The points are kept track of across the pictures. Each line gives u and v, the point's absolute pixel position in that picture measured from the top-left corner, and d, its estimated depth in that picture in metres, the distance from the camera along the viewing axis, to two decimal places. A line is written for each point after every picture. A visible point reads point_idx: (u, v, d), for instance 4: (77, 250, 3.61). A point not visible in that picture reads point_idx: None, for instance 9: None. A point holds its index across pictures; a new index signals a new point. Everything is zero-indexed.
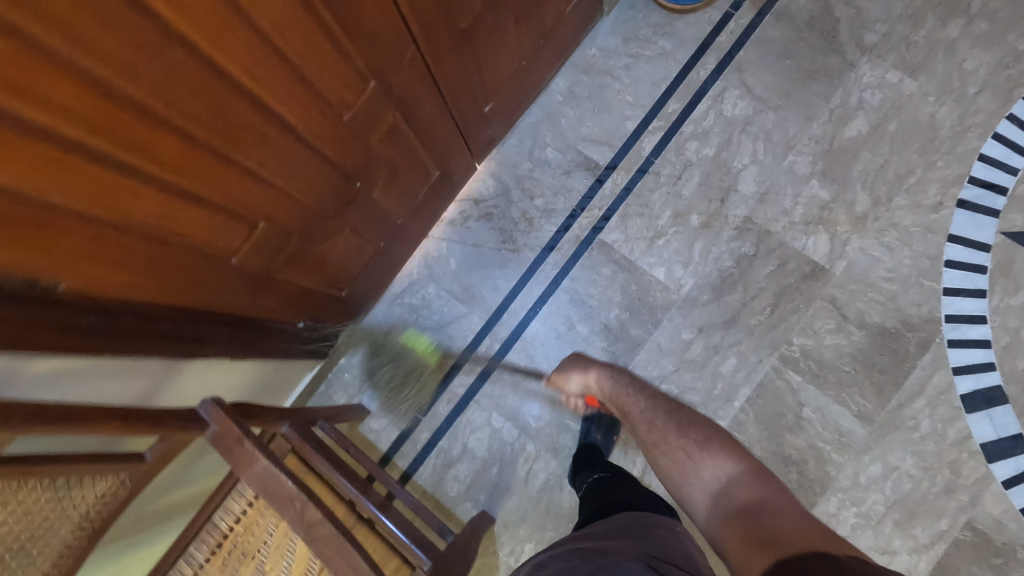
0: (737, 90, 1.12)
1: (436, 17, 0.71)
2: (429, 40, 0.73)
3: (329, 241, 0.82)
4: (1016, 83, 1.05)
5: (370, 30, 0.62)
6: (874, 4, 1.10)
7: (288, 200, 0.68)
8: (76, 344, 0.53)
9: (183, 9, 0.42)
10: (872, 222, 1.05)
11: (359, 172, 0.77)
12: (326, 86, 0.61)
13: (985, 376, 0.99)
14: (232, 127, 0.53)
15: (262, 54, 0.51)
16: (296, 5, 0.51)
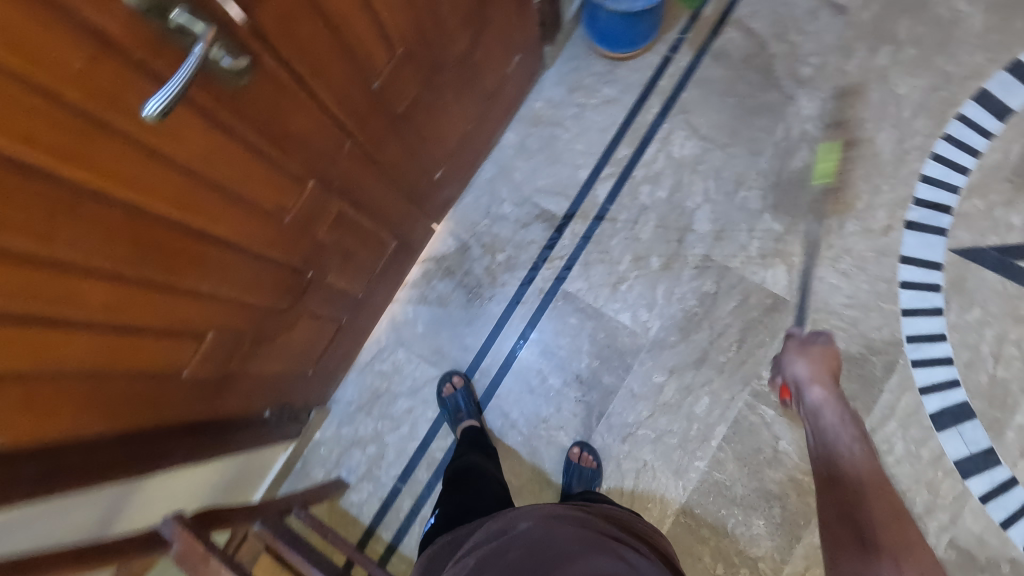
0: (683, 131, 1.14)
1: (370, 112, 0.72)
2: (366, 133, 0.74)
3: (285, 331, 0.82)
4: (948, 103, 1.09)
5: (301, 137, 0.62)
6: (806, 39, 1.14)
7: (234, 306, 0.67)
8: (18, 495, 0.51)
9: (92, 167, 0.42)
10: (827, 250, 1.07)
11: (307, 263, 0.77)
12: (258, 196, 0.61)
13: (951, 394, 1.00)
14: (163, 257, 0.53)
15: (186, 185, 0.51)
16: (217, 133, 0.51)
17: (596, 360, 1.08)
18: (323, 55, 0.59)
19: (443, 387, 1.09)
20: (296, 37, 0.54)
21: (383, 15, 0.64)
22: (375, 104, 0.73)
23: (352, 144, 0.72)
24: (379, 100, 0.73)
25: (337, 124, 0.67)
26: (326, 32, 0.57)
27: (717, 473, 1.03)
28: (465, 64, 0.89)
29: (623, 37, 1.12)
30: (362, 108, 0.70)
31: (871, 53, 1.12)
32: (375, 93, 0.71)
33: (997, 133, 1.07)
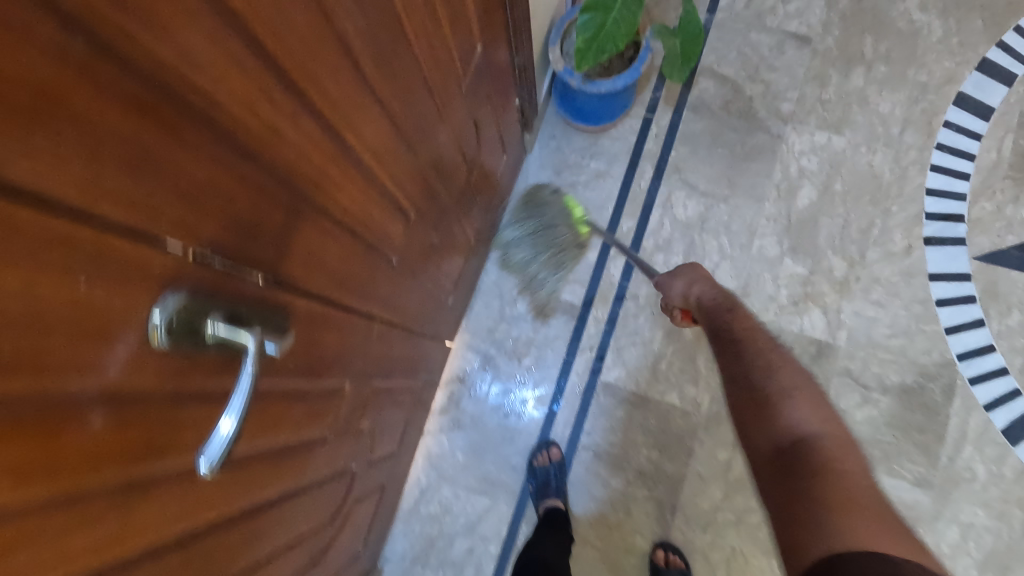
0: (682, 191, 1.10)
1: (391, 283, 0.64)
2: (389, 303, 0.65)
3: (336, 533, 0.72)
4: (931, 112, 1.09)
5: (336, 350, 0.54)
6: (778, 75, 1.12)
7: (291, 548, 0.58)
8: None
9: (142, 529, 0.33)
10: (855, 282, 1.04)
11: (349, 458, 0.68)
12: (303, 431, 0.52)
13: (1016, 405, 0.98)
14: (223, 559, 0.43)
15: (236, 473, 0.42)
16: (260, 401, 0.43)
17: (654, 450, 1.02)
18: (350, 261, 0.51)
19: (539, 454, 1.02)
20: (321, 262, 0.46)
21: (397, 190, 0.57)
22: (395, 273, 0.64)
23: (378, 322, 0.64)
24: (398, 267, 0.64)
25: (364, 315, 0.59)
26: (352, 237, 0.50)
27: None
28: (465, 192, 0.82)
29: (600, 112, 1.07)
30: (383, 285, 0.62)
31: (845, 77, 1.11)
32: (394, 264, 0.63)
33: (985, 132, 1.07)
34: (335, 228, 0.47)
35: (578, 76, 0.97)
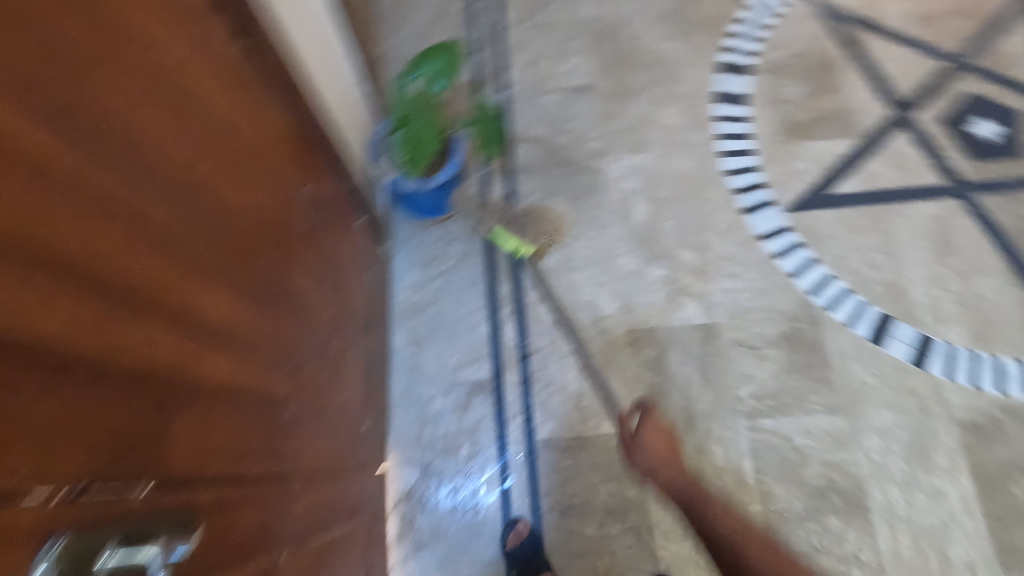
0: (540, 243, 1.20)
1: (297, 422, 0.65)
2: (303, 443, 0.66)
3: None
4: (703, 113, 1.30)
5: (264, 521, 0.53)
6: (577, 124, 1.30)
7: None
8: None
9: None
10: (709, 266, 1.18)
11: None
12: None
13: (868, 313, 1.14)
14: None
15: None
16: None
17: (611, 482, 1.05)
18: (242, 431, 0.52)
19: (509, 538, 1.00)
20: (211, 443, 0.46)
21: (268, 345, 0.59)
22: (297, 412, 0.65)
23: (298, 464, 0.64)
24: (298, 405, 0.66)
25: (279, 465, 0.59)
26: (236, 409, 0.51)
27: (772, 503, 1.03)
28: (343, 317, 0.85)
29: (442, 204, 1.15)
30: (288, 428, 0.63)
31: (628, 109, 1.31)
32: (293, 404, 0.64)
33: (748, 115, 1.30)
34: (214, 405, 0.48)
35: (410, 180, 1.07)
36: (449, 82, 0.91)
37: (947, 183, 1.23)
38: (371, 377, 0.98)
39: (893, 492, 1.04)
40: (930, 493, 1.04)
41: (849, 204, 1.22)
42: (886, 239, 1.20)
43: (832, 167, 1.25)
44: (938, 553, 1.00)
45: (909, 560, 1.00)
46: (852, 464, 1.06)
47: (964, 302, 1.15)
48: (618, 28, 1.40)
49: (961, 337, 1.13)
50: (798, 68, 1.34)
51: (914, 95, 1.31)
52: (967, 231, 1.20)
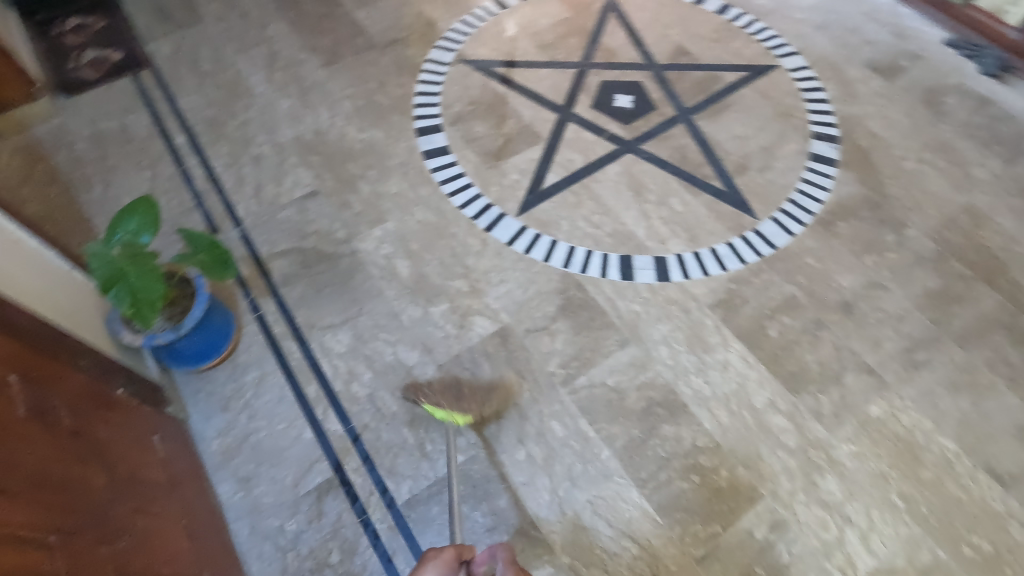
0: (328, 334, 1.26)
1: (155, 523, 0.84)
2: (167, 533, 0.85)
3: None
4: (420, 172, 1.50)
5: None
6: (319, 224, 1.41)
7: None
8: None
9: None
10: (479, 284, 1.33)
11: None
12: None
13: (611, 261, 1.37)
14: None
15: None
16: None
17: (481, 502, 1.09)
18: None
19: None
20: None
21: (19, 522, 0.58)
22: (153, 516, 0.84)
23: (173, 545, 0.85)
24: (154, 514, 0.85)
25: (160, 554, 0.80)
26: None
27: (615, 442, 1.15)
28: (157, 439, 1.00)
29: (212, 342, 1.15)
30: (154, 534, 0.82)
31: (357, 194, 1.46)
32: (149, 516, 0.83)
33: (455, 160, 1.53)
34: None
35: (163, 332, 1.05)
36: (153, 230, 0.95)
37: (618, 146, 1.56)
38: (201, 521, 0.98)
39: (695, 381, 1.22)
40: (718, 367, 1.24)
41: (560, 190, 1.48)
42: (597, 202, 1.46)
43: (535, 169, 1.51)
44: (746, 408, 1.20)
45: (731, 424, 1.18)
46: (658, 376, 1.23)
47: (670, 220, 1.44)
48: (321, 135, 1.56)
49: (681, 244, 1.40)
50: (477, 111, 1.62)
51: (566, 97, 1.65)
52: (647, 172, 1.52)
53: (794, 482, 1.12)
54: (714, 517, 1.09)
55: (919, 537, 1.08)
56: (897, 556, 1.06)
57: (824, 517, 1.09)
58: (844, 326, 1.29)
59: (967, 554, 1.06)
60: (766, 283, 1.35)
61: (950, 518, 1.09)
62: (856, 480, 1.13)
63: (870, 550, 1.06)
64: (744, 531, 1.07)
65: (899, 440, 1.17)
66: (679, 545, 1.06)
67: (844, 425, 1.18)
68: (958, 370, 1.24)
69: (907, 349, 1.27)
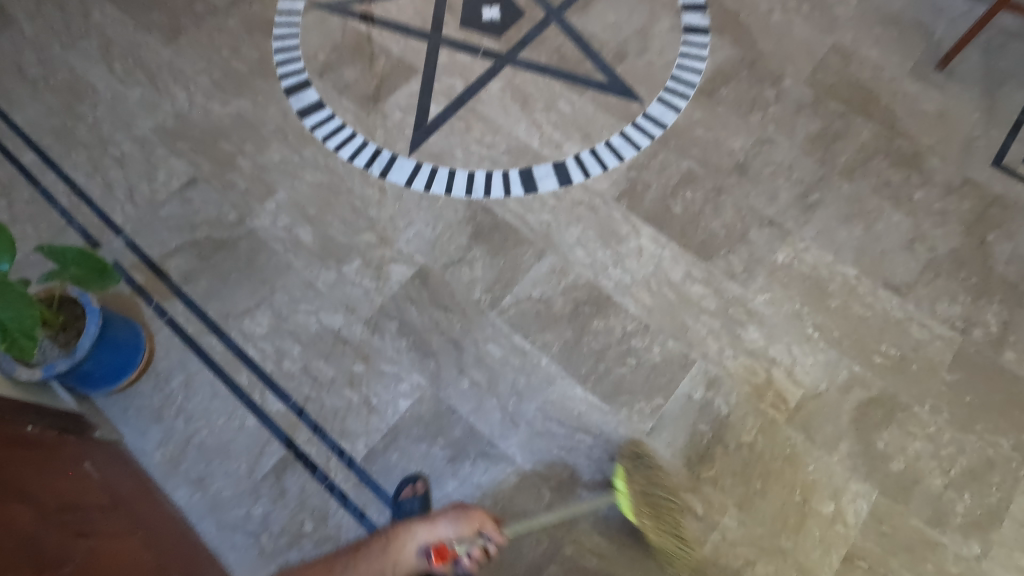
0: (246, 319, 1.23)
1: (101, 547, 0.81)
2: (113, 545, 0.84)
3: None
4: (299, 133, 1.43)
5: None
6: (206, 211, 1.34)
7: None
8: None
9: None
10: (387, 233, 1.31)
11: None
12: None
13: (512, 177, 1.36)
14: None
15: None
16: None
17: (437, 437, 1.12)
18: None
19: (402, 491, 1.06)
20: None
21: None
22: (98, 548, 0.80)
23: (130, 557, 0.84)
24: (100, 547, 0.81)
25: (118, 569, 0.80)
26: None
27: (551, 347, 1.19)
28: (67, 457, 0.93)
29: (123, 357, 1.09)
30: (103, 557, 0.80)
31: (239, 171, 1.38)
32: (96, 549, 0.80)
33: (333, 112, 1.45)
34: None
35: (61, 360, 0.99)
36: None
37: (495, 61, 1.51)
38: (154, 531, 0.95)
39: (615, 272, 1.26)
40: (632, 254, 1.28)
41: (447, 118, 1.44)
42: (486, 122, 1.43)
43: (417, 104, 1.46)
44: (666, 285, 1.25)
45: (655, 304, 1.23)
46: (579, 277, 1.26)
47: (561, 123, 1.43)
48: (182, 117, 1.45)
49: (577, 145, 1.40)
50: (343, 56, 1.53)
51: (432, 21, 1.58)
52: (530, 80, 1.49)
53: (720, 341, 1.19)
54: (654, 391, 1.15)
55: (835, 359, 1.18)
56: (819, 380, 1.16)
57: (752, 364, 1.17)
58: (741, 187, 1.34)
59: (878, 362, 1.17)
60: (663, 164, 1.37)
61: (859, 335, 1.20)
62: (774, 325, 1.21)
63: (796, 382, 1.16)
64: (683, 396, 1.15)
65: (806, 279, 1.25)
66: (627, 425, 1.13)
67: (756, 278, 1.25)
68: (847, 202, 1.32)
69: (801, 194, 1.33)
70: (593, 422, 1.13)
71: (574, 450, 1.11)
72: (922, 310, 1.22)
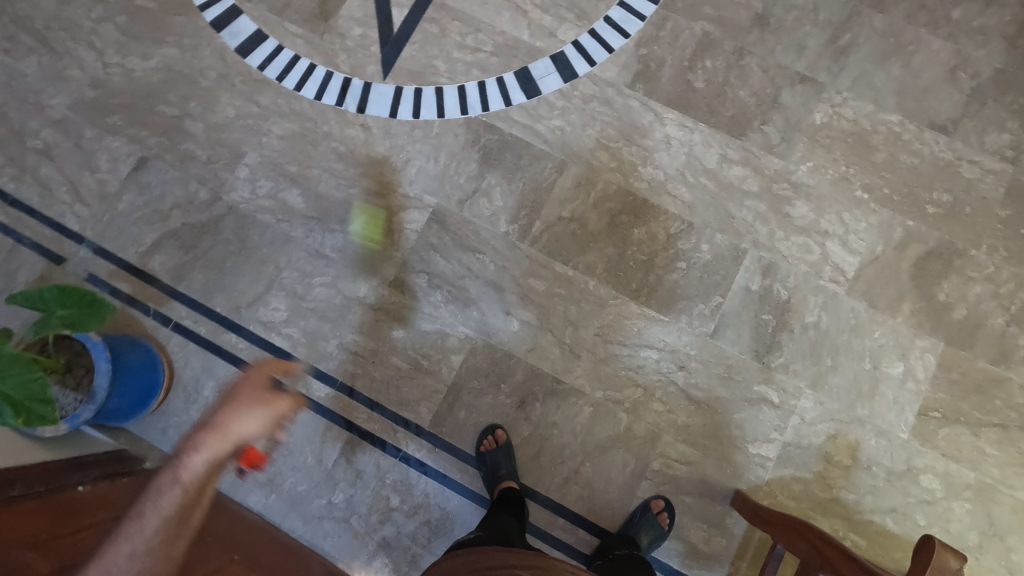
0: (260, 306, 1.11)
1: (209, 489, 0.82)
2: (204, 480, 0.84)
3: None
4: (248, 77, 1.20)
5: None
6: (173, 194, 1.15)
7: None
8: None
9: None
10: (386, 178, 1.16)
11: None
12: None
13: (509, 83, 1.19)
14: None
15: None
16: None
17: (500, 385, 1.08)
18: None
19: (482, 444, 1.04)
20: None
21: None
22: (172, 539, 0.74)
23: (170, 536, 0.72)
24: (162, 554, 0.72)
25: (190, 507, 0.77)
26: None
27: (596, 267, 1.12)
28: (104, 513, 0.80)
29: (144, 380, 0.99)
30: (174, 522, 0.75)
31: (193, 139, 1.17)
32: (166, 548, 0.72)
33: (280, 42, 1.21)
34: None
35: (84, 407, 0.89)
36: None
37: None
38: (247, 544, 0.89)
39: (646, 171, 1.15)
40: (660, 146, 1.16)
41: (416, 24, 1.22)
42: (463, 20, 1.22)
43: (376, 12, 1.23)
44: (703, 174, 1.15)
45: (695, 198, 1.14)
46: (608, 185, 1.15)
47: (550, 5, 1.22)
48: (101, 85, 1.20)
49: (574, 29, 1.21)
50: None
51: None
52: None
53: (769, 224, 1.13)
54: (711, 291, 1.10)
55: (888, 219, 1.12)
56: (874, 244, 1.11)
57: (804, 242, 1.12)
58: (765, 43, 1.19)
59: (931, 212, 1.12)
60: (674, 32, 1.20)
61: (909, 187, 1.13)
62: (822, 195, 1.14)
63: (852, 251, 1.11)
64: (741, 289, 1.10)
65: (847, 137, 1.16)
66: (690, 331, 1.09)
67: (795, 147, 1.15)
68: (882, 37, 1.18)
69: (831, 38, 1.19)
70: (655, 335, 1.09)
71: (642, 367, 1.08)
72: (971, 146, 1.14)
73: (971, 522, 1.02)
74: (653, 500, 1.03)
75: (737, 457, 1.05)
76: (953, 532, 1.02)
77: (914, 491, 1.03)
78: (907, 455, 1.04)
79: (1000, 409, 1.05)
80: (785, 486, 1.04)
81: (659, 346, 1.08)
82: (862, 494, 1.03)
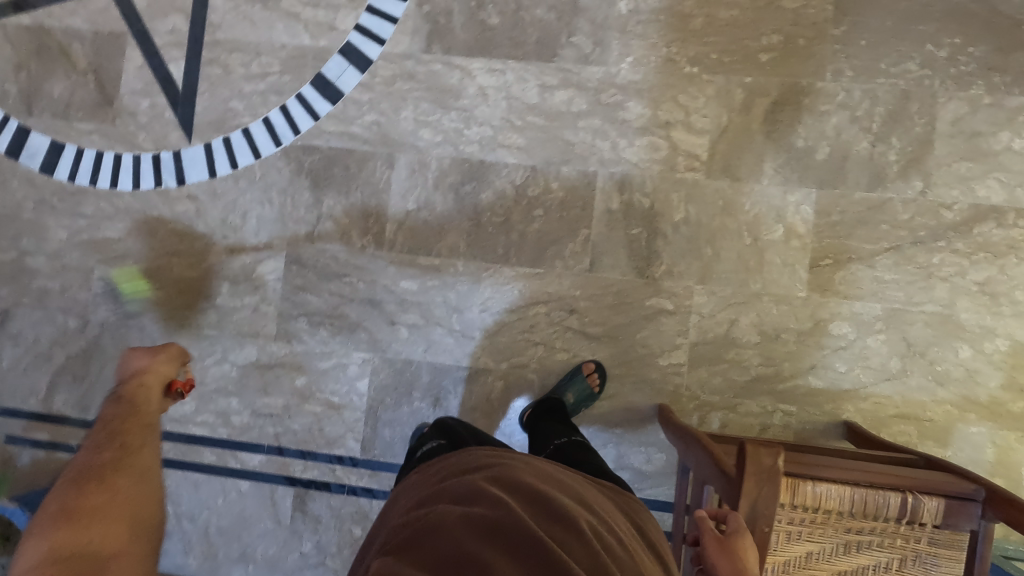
0: (168, 405, 1.13)
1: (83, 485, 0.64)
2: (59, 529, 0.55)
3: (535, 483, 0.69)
4: (63, 192, 1.17)
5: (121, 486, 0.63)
6: (45, 333, 1.16)
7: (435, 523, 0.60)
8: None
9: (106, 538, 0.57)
10: (231, 238, 1.14)
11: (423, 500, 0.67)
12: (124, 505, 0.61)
13: (309, 96, 1.14)
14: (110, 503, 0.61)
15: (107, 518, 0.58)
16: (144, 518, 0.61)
17: (412, 392, 1.09)
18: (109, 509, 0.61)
19: None
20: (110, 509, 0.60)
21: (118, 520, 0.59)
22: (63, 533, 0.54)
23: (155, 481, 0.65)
24: (68, 542, 0.53)
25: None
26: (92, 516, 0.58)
27: (458, 245, 1.10)
28: None
29: None
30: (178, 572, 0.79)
31: (39, 274, 1.17)
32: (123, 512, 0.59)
33: (77, 145, 1.17)
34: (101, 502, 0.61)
35: None
36: None
37: None
38: None
39: (472, 132, 1.10)
40: (476, 99, 1.11)
41: (198, 74, 1.16)
42: (240, 49, 1.15)
43: (155, 75, 1.17)
44: (528, 112, 1.10)
45: (529, 139, 1.09)
46: (442, 161, 1.11)
47: None
48: None
49: (351, 13, 1.13)
50: (32, 71, 1.18)
51: None
52: None
53: (609, 136, 1.08)
54: (576, 226, 1.08)
55: (724, 84, 1.07)
56: (718, 116, 1.07)
57: (650, 141, 1.07)
58: None
59: (765, 60, 1.06)
60: None
61: (736, 42, 1.07)
62: (651, 86, 1.08)
63: (698, 131, 1.07)
64: (603, 213, 1.08)
65: (658, 15, 1.08)
66: (568, 273, 1.08)
67: (610, 47, 1.09)
68: None
69: None
70: (538, 287, 1.08)
71: (536, 324, 1.08)
72: None
73: (889, 350, 1.02)
74: (585, 363, 1.06)
75: (651, 373, 1.06)
76: (875, 366, 1.02)
77: (827, 342, 1.03)
78: (811, 310, 1.04)
79: (889, 232, 1.03)
80: (705, 384, 1.05)
81: (542, 298, 1.08)
82: (779, 363, 1.04)
